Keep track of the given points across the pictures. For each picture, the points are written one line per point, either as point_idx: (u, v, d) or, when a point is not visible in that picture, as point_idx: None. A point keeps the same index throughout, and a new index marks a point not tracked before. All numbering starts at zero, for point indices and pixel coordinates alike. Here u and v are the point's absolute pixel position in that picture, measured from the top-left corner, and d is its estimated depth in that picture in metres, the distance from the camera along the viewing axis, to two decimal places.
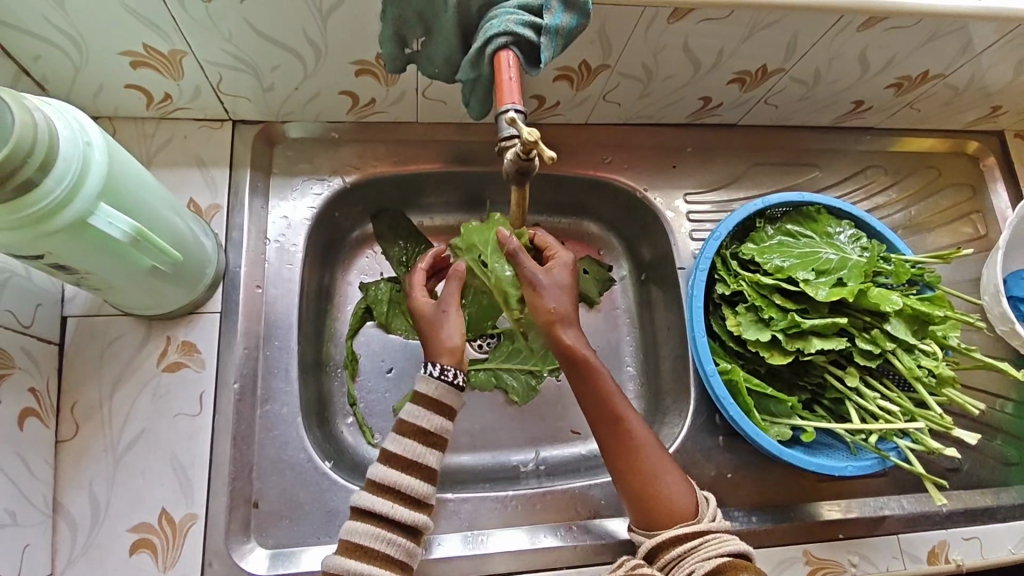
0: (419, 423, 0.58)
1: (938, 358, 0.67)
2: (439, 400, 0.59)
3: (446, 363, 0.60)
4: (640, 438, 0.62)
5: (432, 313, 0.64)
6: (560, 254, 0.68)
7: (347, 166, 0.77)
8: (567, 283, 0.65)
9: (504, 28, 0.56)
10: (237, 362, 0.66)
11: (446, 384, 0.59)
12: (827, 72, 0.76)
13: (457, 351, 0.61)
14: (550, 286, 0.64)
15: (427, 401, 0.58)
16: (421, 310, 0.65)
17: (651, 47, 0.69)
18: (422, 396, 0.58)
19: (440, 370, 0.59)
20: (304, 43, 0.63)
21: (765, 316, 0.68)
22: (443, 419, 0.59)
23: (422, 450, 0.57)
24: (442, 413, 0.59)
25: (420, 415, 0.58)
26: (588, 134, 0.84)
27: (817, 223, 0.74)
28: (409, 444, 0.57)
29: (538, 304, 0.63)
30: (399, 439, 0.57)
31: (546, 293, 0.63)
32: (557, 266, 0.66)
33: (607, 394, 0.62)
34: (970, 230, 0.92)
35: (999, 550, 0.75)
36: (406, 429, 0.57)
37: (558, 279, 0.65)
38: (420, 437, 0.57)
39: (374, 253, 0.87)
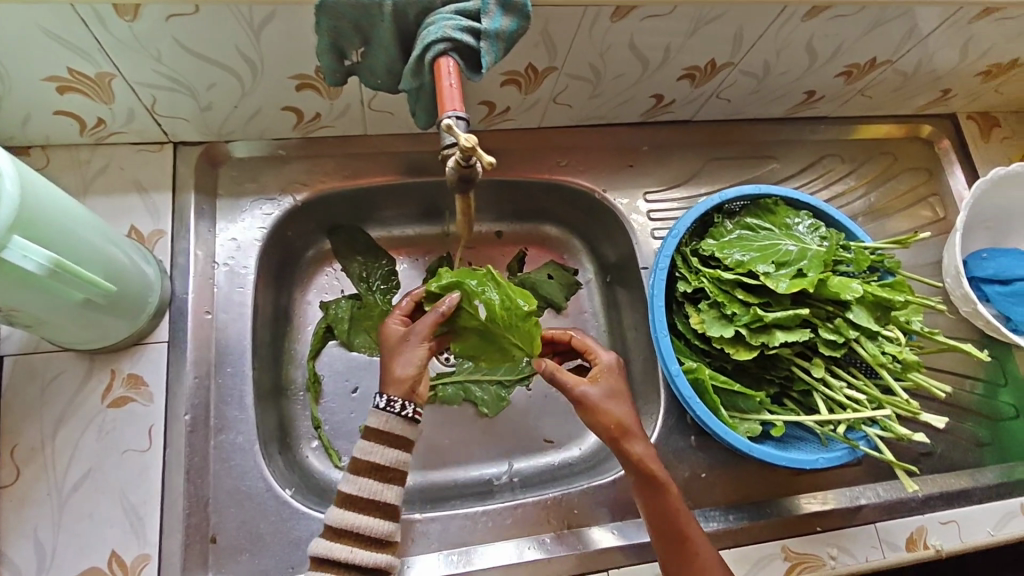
0: (372, 460, 0.57)
1: (902, 344, 0.66)
2: (387, 432, 0.58)
3: (394, 395, 0.59)
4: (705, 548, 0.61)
5: (395, 339, 0.63)
6: (608, 359, 0.67)
7: (297, 184, 0.75)
8: (626, 388, 0.66)
9: (441, 35, 0.55)
10: (187, 392, 0.64)
11: (395, 416, 0.58)
12: (776, 64, 0.76)
13: (403, 383, 0.60)
14: (617, 391, 0.65)
15: (377, 435, 0.58)
16: (387, 334, 0.64)
17: (597, 47, 0.68)
18: (372, 431, 0.58)
19: (385, 401, 0.58)
20: (238, 60, 0.61)
21: (728, 312, 0.67)
22: (398, 453, 0.58)
23: (379, 486, 0.57)
24: (396, 445, 0.58)
25: (373, 452, 0.58)
26: (542, 138, 0.84)
27: (775, 215, 0.74)
28: (364, 483, 0.57)
29: (604, 411, 0.63)
30: (353, 479, 0.57)
31: (616, 401, 0.64)
32: (604, 376, 0.65)
33: (670, 509, 0.62)
34: (928, 213, 0.93)
35: (978, 533, 0.75)
36: (360, 467, 0.57)
37: (615, 388, 0.65)
38: (375, 474, 0.57)
39: (334, 271, 0.86)
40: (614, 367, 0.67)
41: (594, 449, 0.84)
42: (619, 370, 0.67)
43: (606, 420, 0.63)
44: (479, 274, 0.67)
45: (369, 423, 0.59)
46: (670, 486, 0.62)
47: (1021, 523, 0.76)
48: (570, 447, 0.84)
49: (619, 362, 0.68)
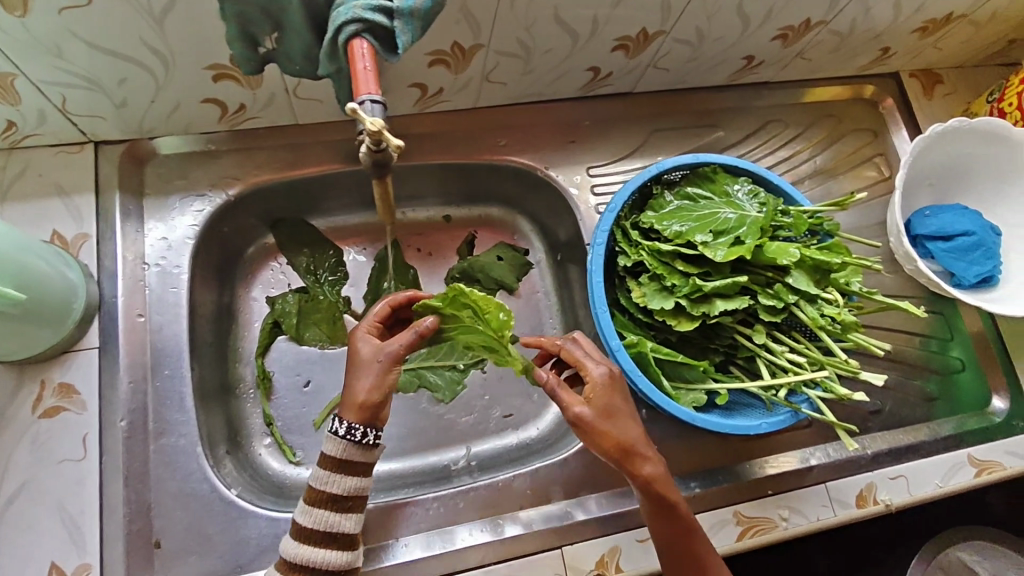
0: (329, 490, 0.57)
1: (841, 305, 0.67)
2: (344, 459, 0.58)
3: (353, 420, 0.57)
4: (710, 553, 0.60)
5: (362, 358, 0.60)
6: (598, 371, 0.60)
7: (228, 178, 0.73)
8: (626, 400, 0.60)
9: (352, 15, 0.53)
10: (123, 398, 0.63)
11: (354, 443, 0.57)
12: (709, 30, 0.75)
13: (364, 405, 0.58)
14: (621, 405, 0.59)
15: (331, 462, 0.57)
16: (355, 349, 0.61)
17: (522, 22, 0.66)
18: (328, 459, 0.58)
19: (346, 428, 0.57)
20: (146, 52, 0.59)
21: (668, 284, 0.67)
22: (356, 480, 0.58)
23: (336, 518, 0.57)
24: (354, 473, 0.58)
25: (328, 481, 0.57)
26: (481, 118, 0.82)
27: (715, 183, 0.73)
28: (319, 515, 0.57)
29: (605, 433, 0.57)
30: (309, 511, 0.57)
31: (623, 419, 0.58)
32: (601, 393, 0.58)
33: (676, 523, 0.59)
34: (873, 173, 0.93)
35: (925, 485, 0.76)
36: (316, 498, 0.57)
37: (614, 405, 0.58)
38: (332, 505, 0.57)
39: (279, 265, 0.85)
40: (610, 379, 0.59)
41: (550, 429, 0.84)
42: (613, 383, 0.59)
43: (607, 443, 0.57)
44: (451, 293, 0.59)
45: (326, 450, 0.58)
46: (678, 502, 0.59)
47: (967, 474, 0.78)
48: (527, 428, 0.84)
49: (614, 370, 0.61)
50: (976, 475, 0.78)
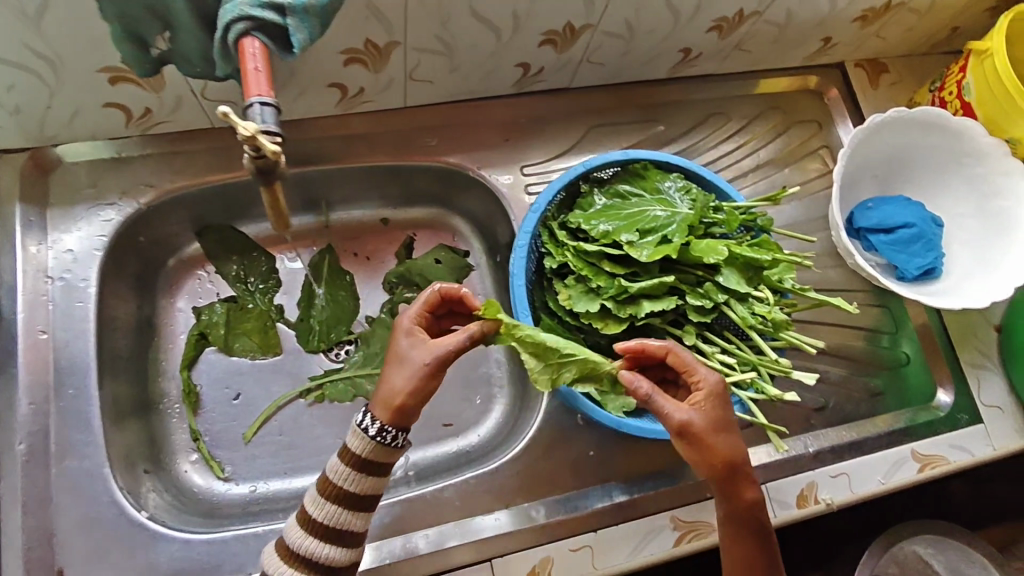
0: (344, 487, 0.54)
1: (771, 303, 0.65)
2: (368, 456, 0.54)
3: (384, 423, 0.54)
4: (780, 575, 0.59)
5: (409, 355, 0.55)
6: (712, 379, 0.56)
7: (139, 186, 0.70)
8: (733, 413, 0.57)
9: (238, 13, 0.51)
10: (22, 420, 0.62)
11: (383, 444, 0.54)
12: (638, 22, 0.73)
13: (398, 407, 0.54)
14: (731, 416, 0.56)
15: (351, 456, 0.55)
16: (402, 344, 0.56)
17: (436, 17, 0.64)
18: (349, 451, 0.55)
19: (378, 429, 0.54)
20: (29, 57, 0.56)
21: (594, 286, 0.65)
22: (376, 479, 0.55)
23: (347, 517, 0.55)
24: (375, 472, 0.55)
25: (343, 476, 0.55)
26: (410, 117, 0.79)
27: (646, 180, 0.71)
28: (329, 511, 0.54)
29: (717, 448, 0.54)
30: (320, 504, 0.55)
31: (733, 433, 0.55)
32: (712, 405, 0.55)
33: (762, 544, 0.57)
34: (819, 165, 0.92)
35: (869, 482, 0.75)
36: (327, 492, 0.55)
37: (723, 418, 0.55)
38: (344, 502, 0.54)
39: (207, 274, 0.82)
40: (722, 390, 0.56)
41: (491, 435, 0.82)
42: (723, 393, 0.56)
43: (715, 457, 0.54)
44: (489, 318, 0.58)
45: (351, 440, 0.55)
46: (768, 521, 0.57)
47: (911, 468, 0.77)
48: (467, 434, 0.82)
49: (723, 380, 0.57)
50: (920, 470, 0.77)
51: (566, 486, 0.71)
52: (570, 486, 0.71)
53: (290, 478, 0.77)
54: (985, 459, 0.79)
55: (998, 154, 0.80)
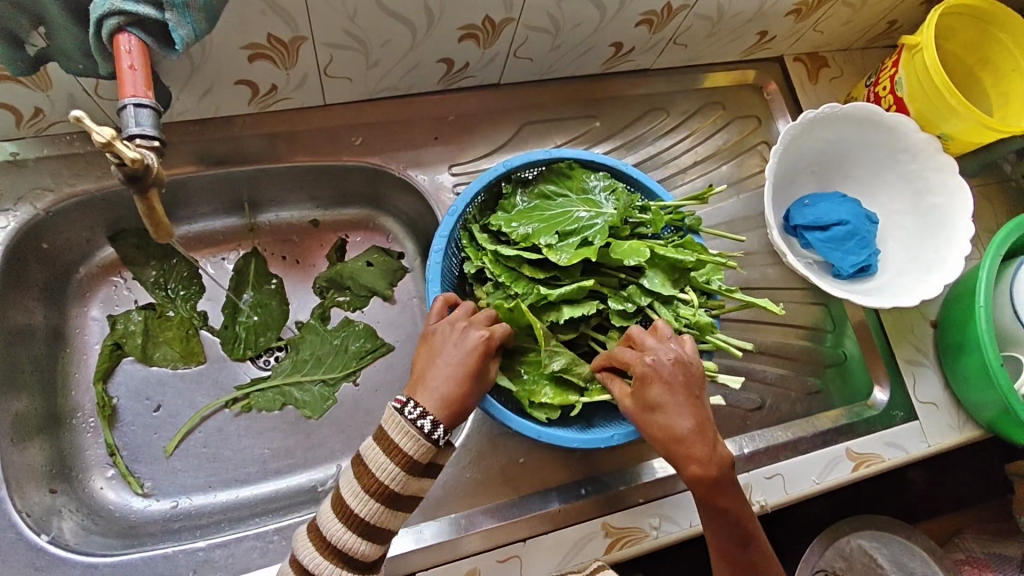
0: (387, 484, 0.51)
1: (696, 306, 0.64)
2: (415, 453, 0.52)
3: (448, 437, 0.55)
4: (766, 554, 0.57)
5: (481, 375, 0.56)
6: (642, 363, 0.55)
7: (37, 190, 0.66)
8: (681, 391, 0.54)
9: (109, 7, 0.47)
10: None
11: (431, 442, 0.52)
12: (563, 16, 0.71)
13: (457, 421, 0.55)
14: (668, 394, 0.54)
15: (397, 451, 0.52)
16: (479, 363, 0.55)
17: (342, 11, 0.61)
18: (396, 444, 0.52)
19: (445, 438, 0.53)
20: None
21: (513, 292, 0.63)
22: (419, 476, 0.53)
23: (387, 514, 0.52)
24: (420, 470, 0.53)
25: (388, 474, 0.51)
26: (332, 115, 0.76)
27: (571, 179, 0.69)
28: (370, 507, 0.51)
29: (644, 426, 0.55)
30: (361, 497, 0.51)
31: (669, 413, 0.54)
32: (642, 389, 0.55)
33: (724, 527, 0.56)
34: (758, 162, 0.91)
35: (803, 483, 0.74)
36: (369, 486, 0.51)
37: (655, 400, 0.54)
38: (385, 499, 0.51)
39: (125, 280, 0.79)
40: (658, 370, 0.54)
41: None
42: (653, 376, 0.54)
43: (646, 435, 0.55)
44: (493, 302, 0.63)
45: (400, 432, 0.52)
46: (728, 507, 0.55)
47: (846, 467, 0.75)
48: None
49: (669, 356, 0.55)
50: (854, 469, 0.75)
51: (496, 495, 0.69)
52: (501, 494, 0.69)
53: (213, 492, 0.74)
54: (920, 456, 0.78)
55: (929, 150, 0.79)
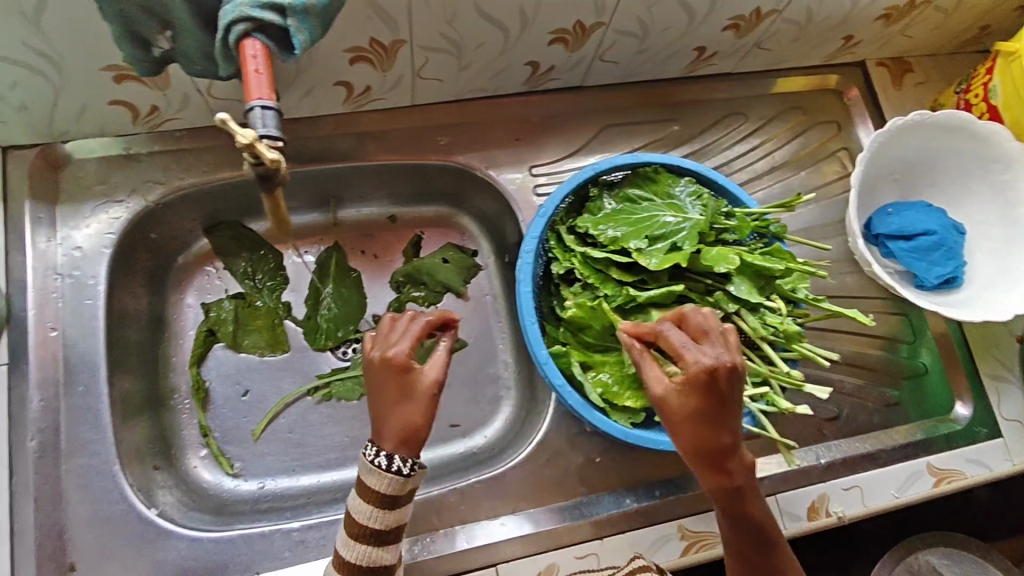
0: (369, 525, 0.54)
1: (784, 314, 0.64)
2: (385, 491, 0.54)
3: (407, 454, 0.53)
4: (793, 567, 0.55)
5: (410, 389, 0.54)
6: (696, 364, 0.50)
7: (149, 183, 0.70)
8: (725, 400, 0.50)
9: (239, 14, 0.50)
10: (33, 417, 0.61)
11: (397, 477, 0.53)
12: (652, 21, 0.71)
13: (418, 436, 0.54)
14: (719, 402, 0.50)
15: (369, 494, 0.54)
16: (399, 383, 0.54)
17: (443, 16, 0.63)
18: (367, 489, 0.54)
19: (400, 463, 0.53)
20: (32, 54, 0.55)
21: (601, 294, 0.64)
22: (395, 511, 0.55)
23: (376, 551, 0.55)
24: (393, 505, 0.54)
25: (369, 516, 0.54)
26: (419, 115, 0.78)
27: (656, 184, 0.69)
28: (359, 549, 0.54)
29: (673, 430, 0.51)
30: (349, 544, 0.55)
31: (708, 422, 0.50)
32: (682, 393, 0.50)
33: (742, 536, 0.54)
34: (837, 168, 0.89)
35: (882, 496, 0.73)
36: (355, 532, 0.55)
37: (694, 407, 0.50)
38: (372, 539, 0.54)
39: (217, 270, 0.82)
40: (713, 380, 0.49)
41: (498, 436, 0.82)
42: (701, 384, 0.49)
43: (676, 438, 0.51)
44: (580, 302, 0.64)
45: (367, 480, 0.54)
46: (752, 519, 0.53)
47: (926, 483, 0.74)
48: (473, 435, 0.82)
49: (725, 363, 0.50)
50: (935, 484, 0.75)
51: (573, 493, 0.70)
52: (577, 492, 0.70)
53: (297, 475, 0.77)
54: (1004, 474, 0.76)
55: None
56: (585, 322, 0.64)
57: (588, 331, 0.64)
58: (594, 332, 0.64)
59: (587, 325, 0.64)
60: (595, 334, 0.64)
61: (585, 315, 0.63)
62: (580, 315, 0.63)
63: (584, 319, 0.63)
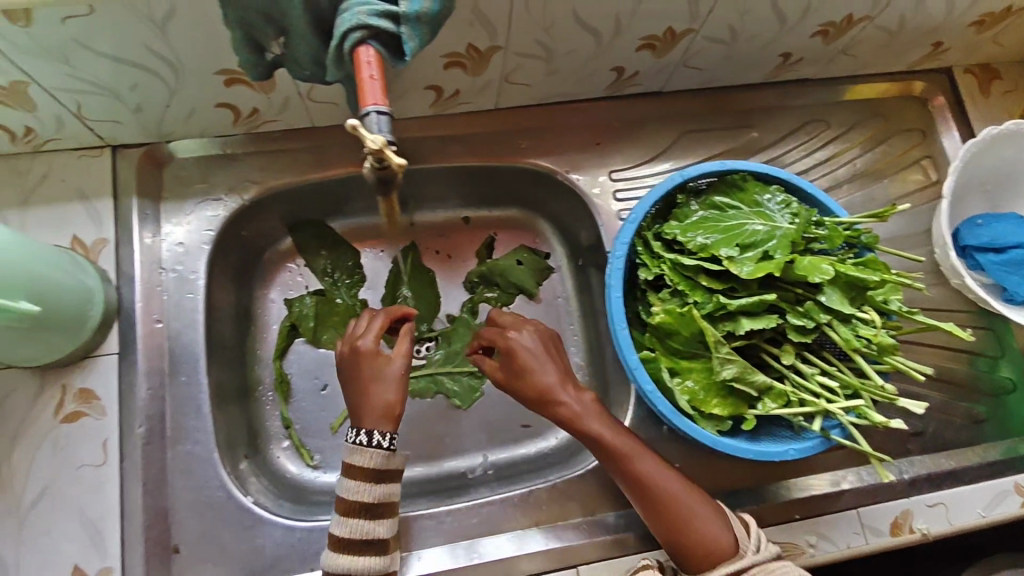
0: (359, 500, 0.59)
1: (878, 326, 0.62)
2: (375, 466, 0.60)
3: (385, 430, 0.61)
4: (670, 481, 0.60)
5: (375, 373, 0.62)
6: (518, 339, 0.66)
7: (245, 182, 0.73)
8: (546, 349, 0.66)
9: (357, 22, 0.51)
10: (141, 404, 0.64)
11: (382, 449, 0.60)
12: (742, 27, 0.71)
13: (393, 412, 0.61)
14: (531, 355, 0.65)
15: (359, 471, 0.59)
16: (367, 367, 0.62)
17: (539, 23, 0.64)
18: (356, 468, 0.60)
19: (386, 439, 0.60)
20: (155, 60, 0.57)
21: (690, 301, 0.64)
22: (384, 486, 0.60)
23: (369, 524, 0.59)
24: (380, 480, 0.60)
25: (360, 491, 0.59)
26: (501, 119, 0.79)
27: (744, 192, 0.69)
28: (354, 524, 0.59)
29: (522, 387, 0.64)
30: (343, 521, 0.59)
31: (534, 367, 0.64)
32: (506, 357, 0.65)
33: (621, 465, 0.61)
34: (919, 176, 0.87)
35: (967, 514, 0.72)
36: (348, 509, 0.59)
37: (523, 363, 0.64)
38: (365, 512, 0.59)
39: (297, 266, 0.85)
40: (517, 347, 0.65)
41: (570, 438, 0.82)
42: (513, 351, 0.65)
43: (528, 390, 0.64)
44: (670, 308, 0.64)
45: (355, 460, 0.60)
46: (621, 446, 0.61)
47: (1014, 502, 0.73)
48: (545, 436, 0.83)
49: (534, 331, 0.67)
50: None
51: None
52: None
53: None
54: None
55: None
56: (674, 329, 0.64)
57: (675, 337, 0.65)
58: (681, 338, 0.65)
59: (677, 333, 0.64)
60: (684, 340, 0.65)
61: (673, 322, 0.63)
62: (669, 321, 0.64)
63: (676, 326, 0.64)
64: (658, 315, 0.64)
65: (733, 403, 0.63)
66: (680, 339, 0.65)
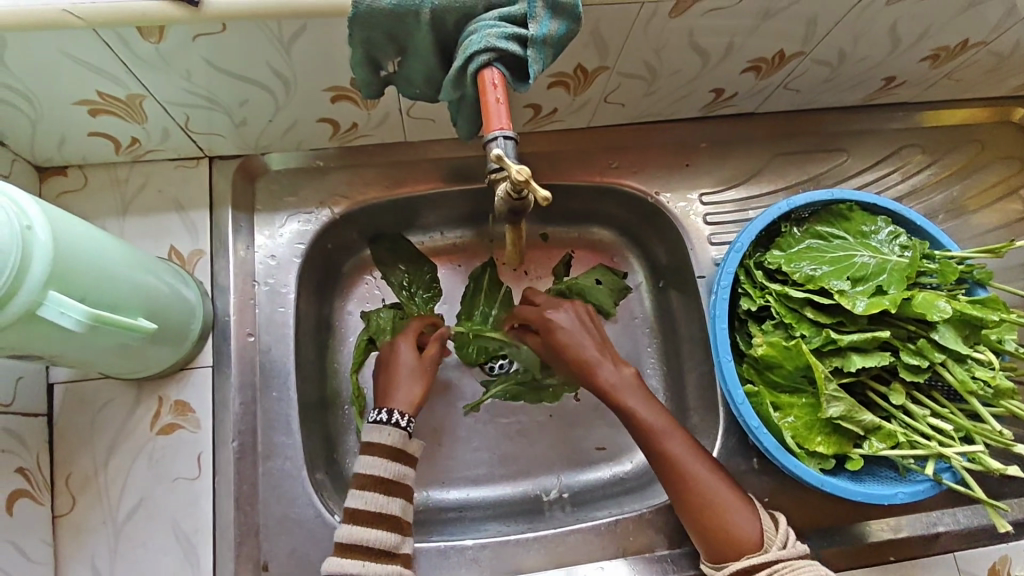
0: (375, 474, 0.61)
1: (995, 367, 0.60)
2: (393, 446, 0.63)
3: (403, 412, 0.65)
4: (692, 458, 0.62)
5: (401, 368, 0.69)
6: (554, 315, 0.70)
7: (335, 196, 0.72)
8: (580, 323, 0.70)
9: (485, 44, 0.49)
10: (233, 418, 0.64)
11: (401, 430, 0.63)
12: (852, 51, 0.69)
13: (413, 401, 0.66)
14: (569, 333, 0.69)
15: (381, 450, 0.62)
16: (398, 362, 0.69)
17: (652, 45, 0.62)
18: (375, 446, 0.63)
19: (403, 420, 0.64)
20: (270, 76, 0.57)
21: (796, 334, 0.63)
22: (400, 466, 0.63)
23: (383, 500, 0.61)
24: (397, 459, 0.63)
25: (376, 466, 0.62)
26: (591, 137, 0.78)
27: (850, 222, 0.67)
28: (370, 497, 0.60)
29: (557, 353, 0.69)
30: (359, 494, 0.60)
31: (569, 334, 0.69)
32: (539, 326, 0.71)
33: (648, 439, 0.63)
34: (1018, 207, 0.83)
35: None
36: (365, 482, 0.61)
37: (561, 332, 0.69)
38: (379, 487, 0.61)
39: (374, 279, 0.84)
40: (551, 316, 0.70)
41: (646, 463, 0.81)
42: (552, 326, 0.69)
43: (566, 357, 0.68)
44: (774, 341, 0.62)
45: (371, 437, 0.63)
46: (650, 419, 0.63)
47: None
48: (621, 460, 0.81)
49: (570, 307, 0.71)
50: None
51: None
52: None
53: (448, 488, 0.78)
54: None
55: None
56: (778, 363, 0.62)
57: (778, 371, 0.63)
58: (784, 372, 0.63)
59: (783, 367, 0.62)
60: (789, 375, 0.63)
61: (778, 354, 0.62)
62: (773, 354, 0.62)
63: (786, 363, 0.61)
64: (761, 348, 0.63)
65: (838, 441, 0.61)
66: (783, 373, 0.63)
